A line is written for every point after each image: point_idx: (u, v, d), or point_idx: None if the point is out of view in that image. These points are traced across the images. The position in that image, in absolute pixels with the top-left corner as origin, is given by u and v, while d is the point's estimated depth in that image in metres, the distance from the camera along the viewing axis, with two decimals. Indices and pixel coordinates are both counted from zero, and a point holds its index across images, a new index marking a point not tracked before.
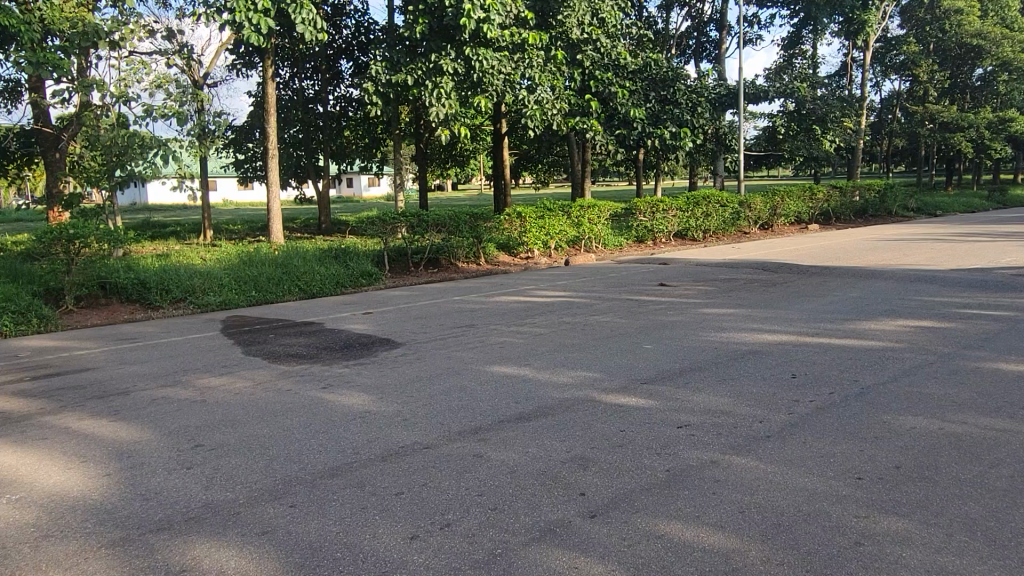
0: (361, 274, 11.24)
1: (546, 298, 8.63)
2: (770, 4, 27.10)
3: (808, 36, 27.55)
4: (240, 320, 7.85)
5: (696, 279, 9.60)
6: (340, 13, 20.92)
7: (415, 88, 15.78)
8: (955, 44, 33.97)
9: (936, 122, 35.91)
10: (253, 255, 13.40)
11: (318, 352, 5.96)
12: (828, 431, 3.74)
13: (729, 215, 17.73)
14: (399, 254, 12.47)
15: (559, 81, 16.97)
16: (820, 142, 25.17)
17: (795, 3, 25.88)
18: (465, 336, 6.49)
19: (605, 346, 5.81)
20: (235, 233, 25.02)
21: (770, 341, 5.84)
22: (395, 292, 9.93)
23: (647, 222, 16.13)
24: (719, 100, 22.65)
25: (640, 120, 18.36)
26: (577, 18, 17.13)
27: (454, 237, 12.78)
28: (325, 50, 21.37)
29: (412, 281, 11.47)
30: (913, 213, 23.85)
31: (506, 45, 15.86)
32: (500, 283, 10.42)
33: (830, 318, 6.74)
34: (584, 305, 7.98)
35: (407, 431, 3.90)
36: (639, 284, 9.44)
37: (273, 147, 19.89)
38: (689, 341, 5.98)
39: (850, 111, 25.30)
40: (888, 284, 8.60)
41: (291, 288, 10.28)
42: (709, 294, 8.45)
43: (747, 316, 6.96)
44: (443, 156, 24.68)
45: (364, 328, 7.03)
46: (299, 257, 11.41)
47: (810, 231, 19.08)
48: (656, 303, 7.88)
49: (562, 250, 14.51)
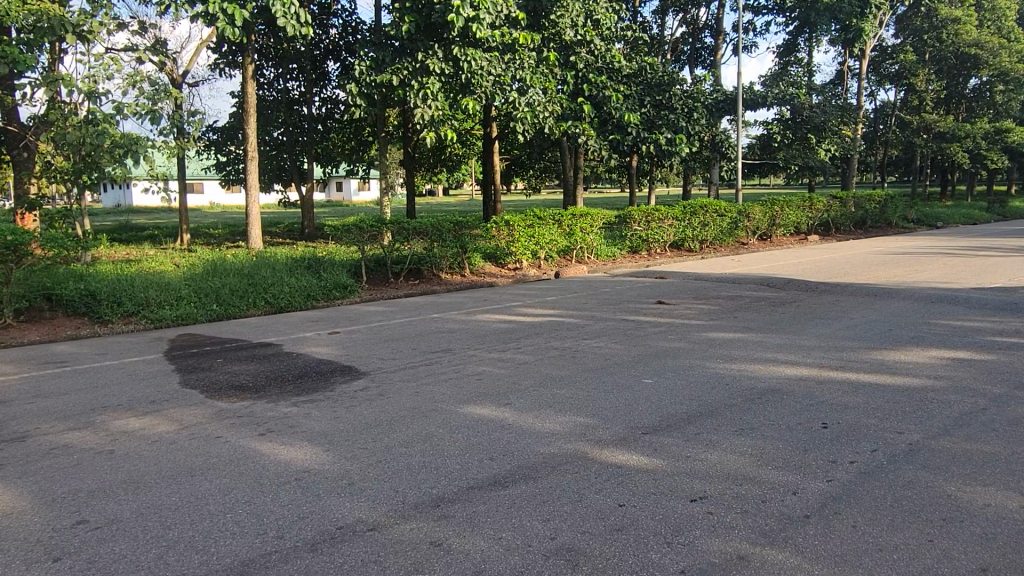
0: (335, 286, 10.38)
1: (534, 317, 7.84)
2: (765, 10, 26.54)
3: (805, 44, 26.92)
4: (190, 341, 7.02)
5: (696, 297, 8.84)
6: (328, 13, 20.13)
7: (401, 88, 14.98)
8: (951, 53, 33.53)
9: (931, 133, 35.47)
10: (223, 263, 12.54)
11: (267, 384, 5.14)
12: (881, 510, 2.96)
13: (727, 225, 17.03)
14: (378, 264, 11.69)
15: (551, 84, 16.25)
16: (815, 151, 24.61)
17: (792, 10, 25.33)
18: (439, 364, 5.69)
19: (600, 381, 5.02)
20: (215, 238, 24.11)
21: (788, 376, 5.08)
22: (370, 307, 9.12)
23: (642, 232, 15.39)
24: (716, 106, 21.96)
25: (636, 125, 17.60)
26: (570, 20, 16.44)
27: (437, 246, 12.00)
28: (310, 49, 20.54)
29: (390, 294, 10.65)
30: (913, 224, 23.24)
31: (497, 45, 15.10)
32: (485, 297, 9.63)
33: (853, 344, 5.98)
34: (574, 326, 7.19)
35: (350, 503, 3.10)
36: (635, 301, 8.67)
37: (253, 150, 19.08)
38: (695, 374, 5.20)
39: (848, 119, 24.68)
40: (907, 303, 7.86)
41: (256, 301, 9.42)
42: (712, 314, 7.68)
43: (760, 342, 6.19)
44: (431, 161, 23.80)
45: (328, 353, 6.22)
46: (269, 267, 10.56)
47: (810, 242, 18.39)
48: (654, 326, 7.08)
49: (551, 261, 13.74)
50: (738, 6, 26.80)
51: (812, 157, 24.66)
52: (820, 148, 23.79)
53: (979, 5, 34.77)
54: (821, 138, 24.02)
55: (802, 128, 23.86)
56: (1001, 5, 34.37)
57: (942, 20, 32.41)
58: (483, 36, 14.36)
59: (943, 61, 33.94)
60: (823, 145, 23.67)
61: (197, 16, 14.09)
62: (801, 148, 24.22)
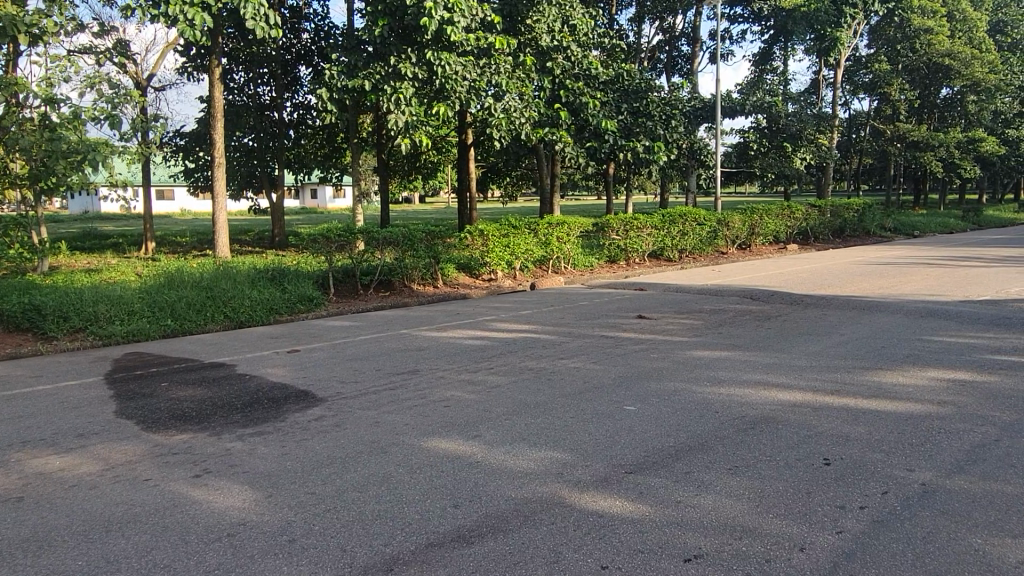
0: (300, 299, 9.86)
1: (508, 333, 7.40)
2: (741, 19, 26.46)
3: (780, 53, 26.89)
4: (136, 361, 6.47)
5: (678, 310, 8.48)
6: (300, 17, 19.62)
7: (373, 93, 14.48)
8: (923, 63, 33.80)
9: (905, 142, 35.70)
10: (184, 275, 11.91)
11: (212, 413, 4.65)
12: (903, 571, 2.58)
13: (706, 234, 16.76)
14: (346, 275, 11.20)
15: (527, 89, 15.85)
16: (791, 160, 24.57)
17: (768, 19, 25.29)
18: (404, 388, 5.22)
19: (578, 408, 4.59)
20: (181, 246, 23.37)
21: (782, 401, 4.69)
22: (335, 322, 8.61)
23: (620, 241, 15.06)
24: (694, 113, 21.77)
25: (613, 132, 17.28)
26: (546, 25, 16.13)
27: (408, 256, 11.53)
28: (282, 53, 19.96)
29: (358, 307, 10.17)
30: (890, 233, 23.20)
31: (472, 49, 14.67)
32: (457, 311, 9.17)
33: (846, 364, 5.63)
34: (551, 344, 6.76)
35: (288, 568, 2.65)
36: (613, 315, 8.26)
37: (220, 156, 18.49)
38: (682, 399, 4.79)
39: (824, 128, 24.63)
40: (897, 318, 7.55)
41: (215, 315, 8.90)
42: (696, 330, 7.29)
43: (748, 361, 5.81)
44: (405, 169, 23.26)
45: (284, 376, 5.72)
46: (229, 279, 10.01)
47: (789, 251, 18.19)
48: (635, 343, 6.67)
49: (527, 271, 13.34)
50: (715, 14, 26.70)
51: (789, 166, 24.57)
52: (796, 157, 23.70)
53: (950, 16, 35.12)
54: (796, 147, 23.97)
55: (778, 137, 23.82)
56: (972, 17, 34.74)
57: (915, 30, 32.62)
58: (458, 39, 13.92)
59: (915, 71, 34.19)
60: (799, 155, 23.78)
61: (161, 19, 13.46)
62: (777, 157, 24.15)
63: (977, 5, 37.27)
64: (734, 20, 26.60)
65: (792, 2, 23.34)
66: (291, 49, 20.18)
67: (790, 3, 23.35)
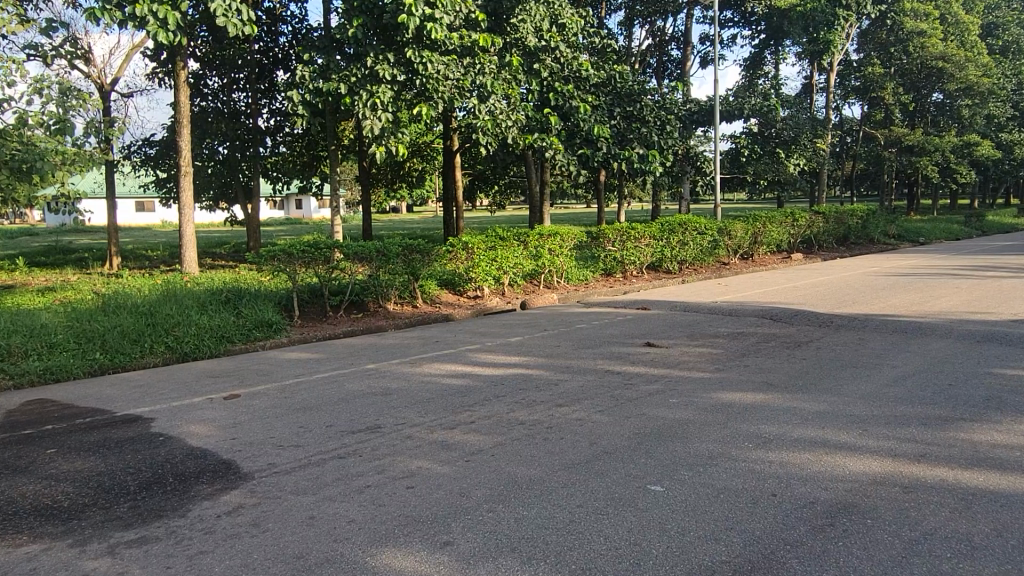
0: (257, 325, 8.63)
1: (494, 368, 6.22)
2: (731, 23, 25.62)
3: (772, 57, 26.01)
4: (34, 413, 5.23)
5: (691, 335, 7.32)
6: (277, 18, 18.29)
7: (348, 96, 13.27)
8: (916, 66, 33.01)
9: (899, 147, 35.02)
10: (134, 296, 10.67)
11: (89, 502, 3.42)
12: None
13: (708, 244, 15.66)
14: (313, 295, 9.97)
15: (514, 91, 14.70)
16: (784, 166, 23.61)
17: (758, 23, 24.46)
18: (356, 456, 4.02)
19: (586, 490, 3.40)
20: (149, 262, 22.03)
21: (858, 473, 3.53)
22: (292, 354, 7.39)
23: (616, 252, 13.93)
24: (689, 118, 20.72)
25: (606, 138, 16.15)
26: (533, 24, 15.07)
27: (383, 273, 10.31)
28: (256, 56, 18.62)
29: (324, 332, 8.95)
30: (895, 240, 22.20)
31: (455, 48, 13.54)
32: (435, 338, 7.98)
33: (918, 414, 4.48)
34: (545, 384, 5.57)
35: None
36: (616, 343, 7.08)
37: (187, 165, 17.23)
38: (724, 470, 3.61)
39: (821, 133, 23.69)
40: (951, 344, 6.43)
41: (153, 346, 7.66)
42: (718, 363, 6.13)
43: (796, 410, 4.64)
44: (388, 177, 22.02)
45: (206, 436, 4.49)
46: (177, 303, 8.76)
47: (794, 262, 17.14)
48: (650, 383, 5.49)
49: (517, 286, 12.17)
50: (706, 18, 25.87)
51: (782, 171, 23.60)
52: (789, 164, 22.72)
53: (943, 19, 34.34)
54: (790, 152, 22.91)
55: (770, 144, 22.91)
56: (965, 19, 34.03)
57: (908, 33, 31.76)
58: (440, 36, 12.72)
59: (909, 75, 33.39)
60: (793, 160, 22.40)
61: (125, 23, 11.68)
62: (771, 163, 23.15)
63: (969, 7, 36.56)
64: (724, 25, 25.63)
65: (787, 3, 22.33)
66: (269, 53, 18.80)
67: (785, 4, 22.34)
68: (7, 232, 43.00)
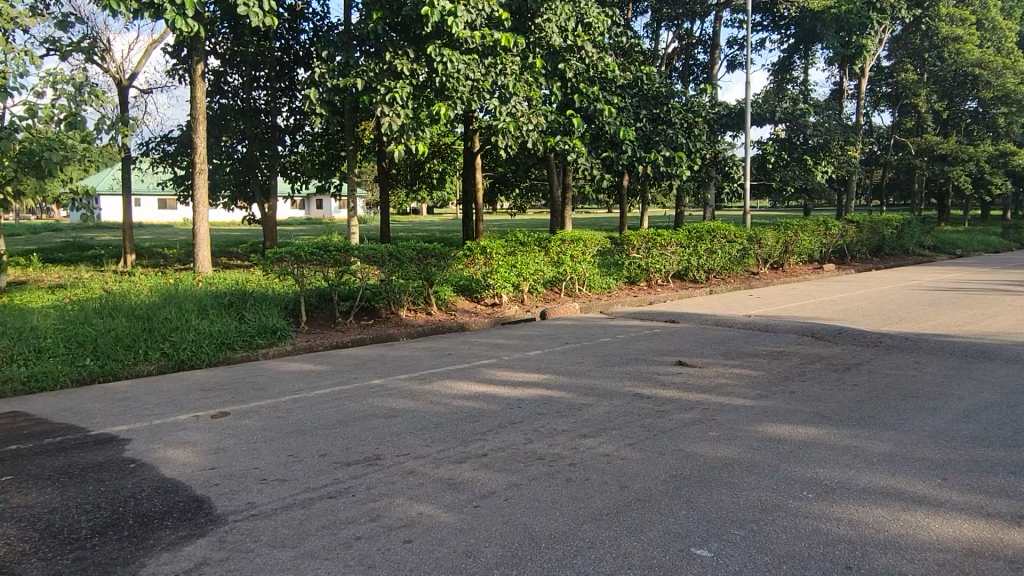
0: (260, 332, 8.12)
1: (512, 388, 5.64)
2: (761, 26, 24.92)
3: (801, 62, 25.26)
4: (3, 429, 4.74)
5: (727, 354, 6.70)
6: (299, 16, 17.92)
7: (365, 94, 12.76)
8: (951, 72, 31.99)
9: (932, 156, 34.02)
10: (138, 297, 10.22)
11: (29, 551, 2.90)
12: None
13: (737, 252, 14.97)
14: (322, 300, 9.46)
15: (536, 93, 14.12)
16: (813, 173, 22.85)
17: (788, 27, 23.75)
18: (349, 496, 3.47)
19: (619, 554, 2.82)
20: (164, 260, 21.70)
21: (947, 541, 2.92)
22: (294, 365, 6.85)
23: (641, 260, 13.31)
24: (718, 121, 20.05)
25: (631, 141, 15.50)
26: (558, 23, 14.53)
27: (396, 277, 9.77)
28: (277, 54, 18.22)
29: (331, 340, 8.43)
30: (930, 251, 21.34)
31: (477, 47, 12.98)
32: (448, 350, 7.41)
33: (1003, 459, 3.85)
34: (568, 408, 4.98)
35: None
36: (644, 361, 6.47)
37: (202, 163, 16.83)
38: (784, 530, 3.01)
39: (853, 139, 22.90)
40: (1019, 372, 5.77)
41: (148, 352, 7.20)
42: (759, 388, 5.51)
43: (856, 451, 4.03)
44: (408, 179, 21.53)
45: (182, 464, 3.95)
46: (178, 306, 8.30)
47: (826, 273, 16.41)
48: (687, 410, 4.89)
49: (537, 294, 11.59)
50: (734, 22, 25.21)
51: (810, 179, 22.81)
52: (817, 171, 21.97)
53: (979, 25, 33.30)
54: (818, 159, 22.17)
55: (797, 150, 22.13)
56: (1002, 25, 33.02)
57: (943, 38, 30.69)
58: (462, 32, 12.14)
59: (943, 81, 32.39)
60: (821, 168, 21.68)
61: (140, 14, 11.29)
62: (799, 170, 22.40)
63: (1008, 13, 35.41)
64: (753, 28, 24.79)
65: (821, 5, 21.43)
66: (290, 51, 18.41)
67: (819, 6, 21.43)
68: (31, 226, 43.23)
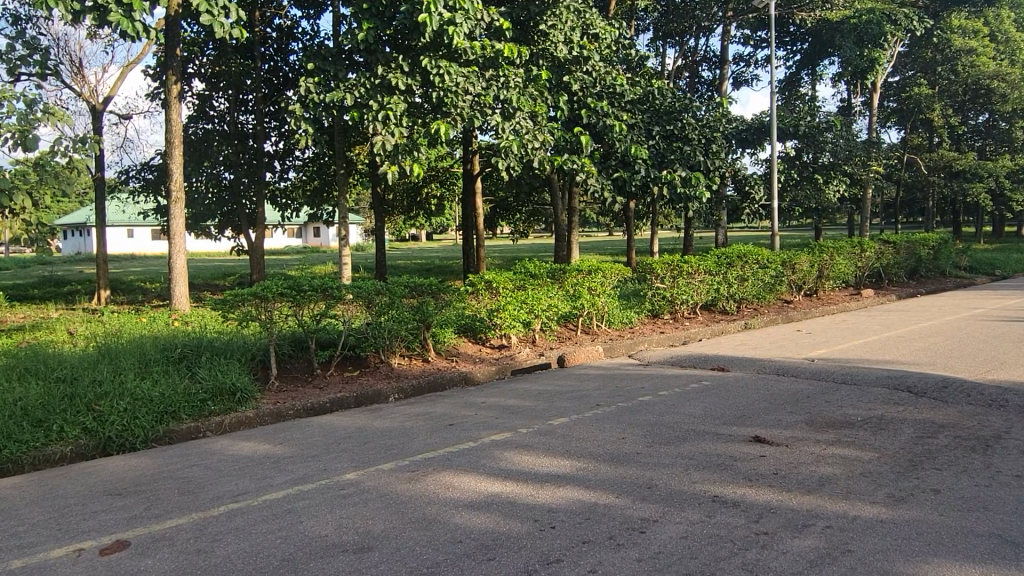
0: (212, 393, 6.51)
1: (537, 489, 4.04)
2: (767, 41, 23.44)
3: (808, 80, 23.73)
4: None
5: (814, 424, 5.10)
6: (288, 35, 16.31)
7: (355, 111, 11.24)
8: (963, 86, 30.47)
9: (949, 172, 32.57)
10: (83, 348, 8.55)
11: None
12: None
13: (770, 279, 13.40)
14: (297, 348, 7.87)
15: (541, 109, 12.61)
16: (826, 193, 21.49)
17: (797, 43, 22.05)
18: None
19: None
20: (143, 296, 20.14)
21: None
22: (245, 443, 5.24)
23: (665, 290, 11.76)
24: (735, 136, 18.55)
25: (644, 160, 13.76)
26: (563, 32, 13.21)
27: (385, 319, 8.19)
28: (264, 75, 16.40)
29: (303, 400, 6.85)
30: (966, 272, 19.82)
31: (477, 59, 11.47)
32: (447, 417, 5.80)
33: None
34: (623, 529, 3.39)
35: None
36: (709, 437, 4.89)
37: (178, 189, 15.17)
38: None
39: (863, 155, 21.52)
40: None
41: (65, 428, 5.63)
42: (885, 483, 3.93)
43: None
44: (404, 205, 20.03)
45: None
46: (114, 365, 6.66)
47: (866, 299, 14.88)
48: (801, 534, 3.29)
49: (550, 332, 10.05)
50: (740, 38, 23.89)
51: (824, 198, 21.33)
52: (828, 190, 20.53)
53: (992, 37, 31.99)
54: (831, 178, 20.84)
55: (806, 169, 20.46)
56: (1017, 37, 31.79)
57: (957, 51, 28.99)
58: (462, 42, 10.70)
59: (959, 97, 30.96)
60: (834, 186, 20.18)
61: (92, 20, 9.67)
62: (810, 191, 21.05)
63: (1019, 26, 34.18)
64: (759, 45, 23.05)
65: (838, 14, 19.72)
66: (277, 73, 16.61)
67: (836, 15, 19.71)
68: (18, 260, 41.83)
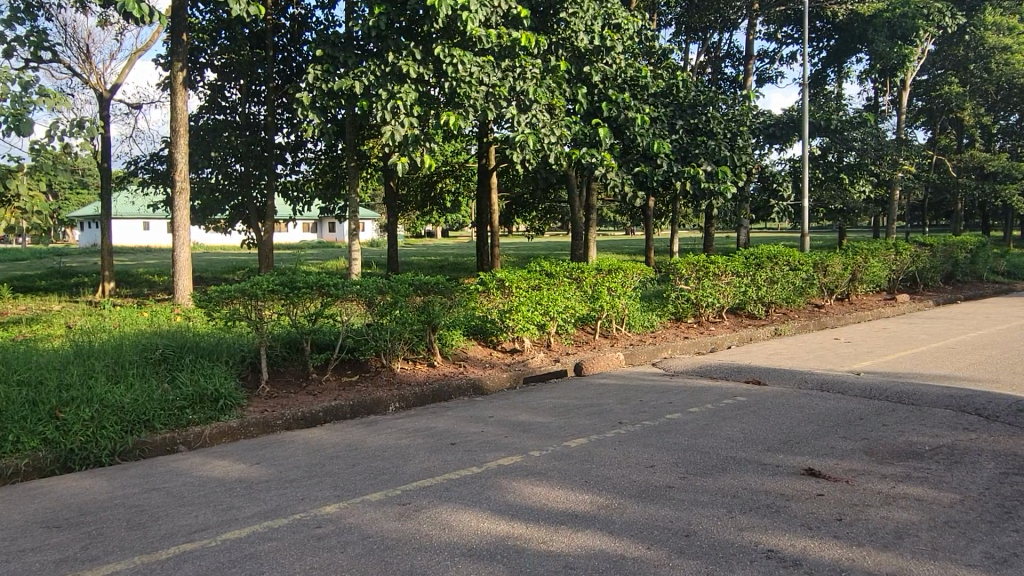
0: (192, 403, 5.86)
1: (551, 534, 3.35)
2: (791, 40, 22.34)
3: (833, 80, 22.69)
4: None
5: (875, 455, 4.37)
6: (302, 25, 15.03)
7: (364, 101, 10.48)
8: (996, 85, 29.25)
9: (981, 174, 31.42)
10: (66, 347, 7.92)
11: None
12: None
13: (801, 282, 12.62)
14: (291, 349, 7.23)
15: (558, 102, 11.86)
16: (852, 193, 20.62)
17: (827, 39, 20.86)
18: None
19: None
20: (149, 289, 19.66)
21: None
22: (217, 463, 4.60)
23: (689, 292, 11.04)
24: (762, 132, 17.70)
25: (666, 155, 12.98)
26: (583, 21, 12.42)
27: (388, 321, 7.52)
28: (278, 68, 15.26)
29: (295, 409, 6.19)
30: (1005, 277, 18.90)
31: (492, 48, 10.74)
32: (449, 435, 5.13)
33: None
34: None
35: None
36: (752, 468, 4.18)
37: (182, 180, 14.53)
38: None
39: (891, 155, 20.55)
40: None
41: (22, 439, 5.02)
42: (976, 538, 3.20)
43: None
44: (418, 200, 19.37)
45: None
46: (85, 369, 6.02)
47: (902, 304, 14.05)
48: None
49: (566, 336, 9.37)
50: (765, 34, 22.93)
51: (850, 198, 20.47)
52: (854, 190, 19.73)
53: None
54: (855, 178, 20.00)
55: (832, 169, 19.54)
56: None
57: (990, 49, 27.32)
58: (477, 30, 9.98)
59: (991, 96, 29.74)
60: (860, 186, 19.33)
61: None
62: (834, 191, 20.22)
63: None
64: (784, 40, 22.02)
65: (871, 8, 18.65)
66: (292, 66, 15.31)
67: (868, 10, 18.63)
68: (36, 250, 41.75)
